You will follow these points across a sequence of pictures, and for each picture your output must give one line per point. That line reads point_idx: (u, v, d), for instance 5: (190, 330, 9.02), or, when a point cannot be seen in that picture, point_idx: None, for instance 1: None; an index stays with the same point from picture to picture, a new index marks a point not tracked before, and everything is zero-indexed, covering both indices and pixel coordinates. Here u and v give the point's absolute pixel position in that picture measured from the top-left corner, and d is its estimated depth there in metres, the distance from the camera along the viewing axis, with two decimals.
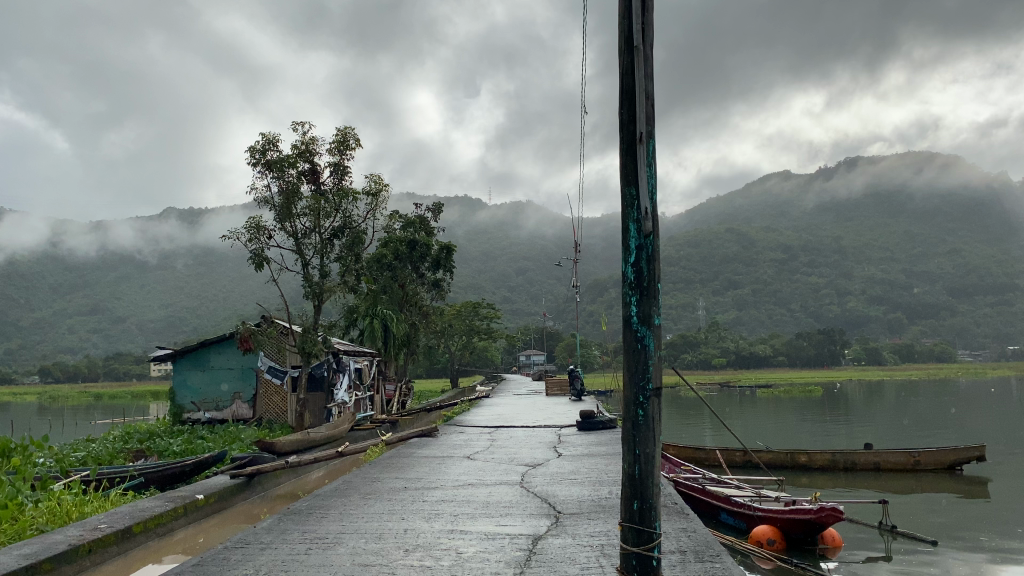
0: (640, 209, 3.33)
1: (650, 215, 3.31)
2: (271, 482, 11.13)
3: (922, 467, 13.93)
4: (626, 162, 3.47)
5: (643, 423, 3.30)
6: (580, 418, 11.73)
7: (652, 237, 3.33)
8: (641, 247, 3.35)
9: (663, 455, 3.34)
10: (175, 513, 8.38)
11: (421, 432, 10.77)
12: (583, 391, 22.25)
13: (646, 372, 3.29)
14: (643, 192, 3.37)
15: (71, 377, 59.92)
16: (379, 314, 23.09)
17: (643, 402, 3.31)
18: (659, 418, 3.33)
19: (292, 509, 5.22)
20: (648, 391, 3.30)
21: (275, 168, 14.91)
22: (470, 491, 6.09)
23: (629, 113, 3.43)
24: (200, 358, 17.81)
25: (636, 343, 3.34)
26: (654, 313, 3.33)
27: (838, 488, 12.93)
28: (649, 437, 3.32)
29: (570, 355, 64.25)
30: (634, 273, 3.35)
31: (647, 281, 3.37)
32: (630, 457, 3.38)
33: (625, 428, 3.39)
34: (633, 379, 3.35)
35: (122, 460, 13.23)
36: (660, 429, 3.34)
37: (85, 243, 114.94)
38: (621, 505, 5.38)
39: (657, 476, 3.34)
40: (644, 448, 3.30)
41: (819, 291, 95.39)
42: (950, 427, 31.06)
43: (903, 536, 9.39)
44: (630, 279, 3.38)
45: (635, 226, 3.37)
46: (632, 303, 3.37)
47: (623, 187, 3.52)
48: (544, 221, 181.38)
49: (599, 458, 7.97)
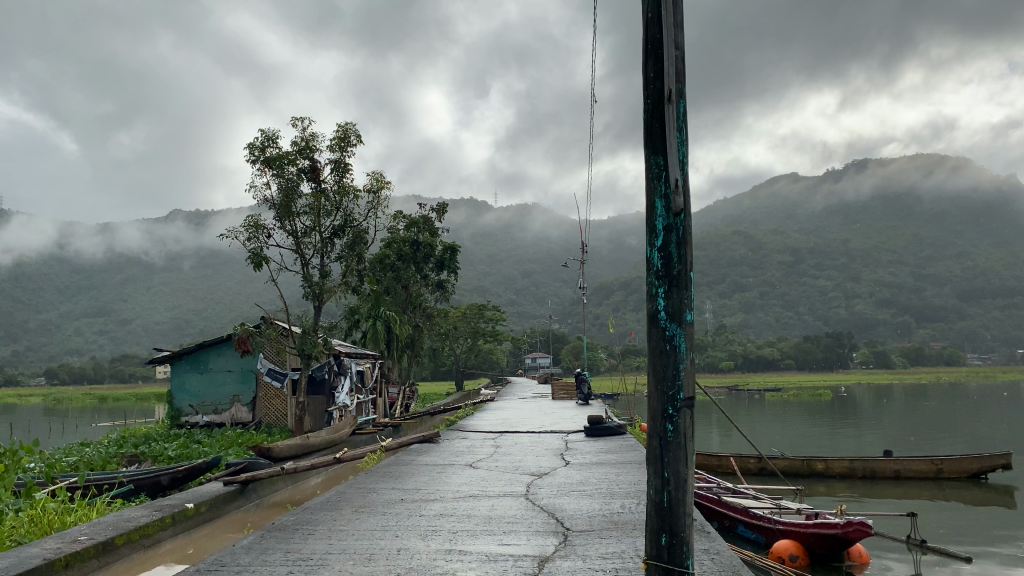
0: (670, 192, 2.97)
1: (681, 193, 2.94)
2: (267, 489, 10.75)
3: (944, 475, 13.47)
4: (652, 127, 3.10)
5: (674, 439, 2.93)
6: (589, 425, 11.30)
7: (683, 216, 2.96)
8: (670, 224, 2.99)
9: (695, 477, 2.97)
10: (162, 522, 7.99)
11: (422, 437, 10.34)
12: (590, 395, 21.76)
13: (677, 368, 2.92)
14: (671, 163, 3.01)
15: (77, 379, 59.79)
16: (382, 316, 22.64)
17: (672, 412, 2.95)
18: (690, 428, 2.96)
19: (276, 525, 4.81)
20: (678, 396, 2.93)
21: (274, 165, 14.51)
22: (471, 503, 5.65)
23: (653, 69, 3.07)
24: (200, 360, 17.45)
25: (662, 336, 2.97)
26: (686, 306, 2.95)
27: (857, 497, 12.48)
28: (681, 454, 2.96)
29: (576, 358, 63.96)
30: (661, 257, 2.98)
31: (677, 266, 3.01)
32: (656, 473, 3.03)
33: (651, 441, 3.03)
34: (660, 386, 2.97)
35: (115, 464, 12.85)
36: (689, 445, 2.97)
37: (93, 245, 115.14)
38: (636, 522, 4.95)
39: (687, 502, 2.96)
40: (674, 466, 2.93)
41: (827, 294, 94.75)
42: (961, 430, 30.58)
43: (932, 550, 8.85)
44: (657, 263, 3.01)
45: (665, 197, 3.00)
46: (659, 292, 2.99)
47: (649, 157, 3.17)
48: (551, 223, 181.16)
49: (608, 467, 7.53)
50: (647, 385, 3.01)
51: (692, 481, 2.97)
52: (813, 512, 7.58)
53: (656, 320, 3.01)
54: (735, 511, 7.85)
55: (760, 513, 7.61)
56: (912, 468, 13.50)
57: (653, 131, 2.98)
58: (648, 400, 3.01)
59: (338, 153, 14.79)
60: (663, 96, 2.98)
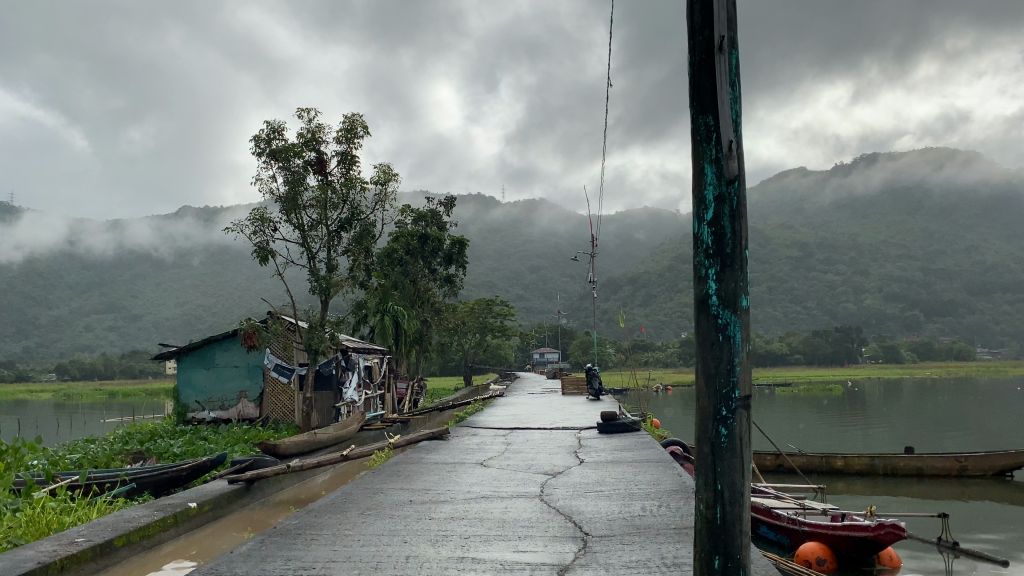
0: (725, 165, 2.67)
1: (735, 161, 2.64)
2: (273, 487, 10.51)
3: (968, 473, 13.13)
4: (702, 81, 2.79)
5: (726, 447, 2.66)
6: (602, 420, 11.03)
7: (737, 185, 2.68)
8: (723, 193, 2.69)
9: (752, 485, 2.69)
10: (164, 523, 7.75)
11: (431, 434, 10.02)
12: (601, 390, 21.46)
13: (730, 362, 2.65)
14: (726, 122, 2.69)
15: (88, 375, 59.82)
16: (390, 311, 22.37)
17: (724, 414, 2.67)
18: (744, 430, 2.68)
19: (278, 530, 4.57)
20: (729, 388, 2.66)
21: (280, 157, 14.25)
22: (483, 506, 5.36)
23: (703, 13, 2.76)
24: (206, 357, 17.23)
25: (709, 320, 2.70)
26: (737, 292, 2.69)
27: (878, 495, 12.22)
28: (735, 467, 2.67)
29: (585, 353, 63.75)
30: (711, 233, 2.70)
31: (731, 242, 2.74)
32: (705, 476, 2.75)
33: (702, 448, 2.74)
34: (711, 380, 2.70)
35: (119, 461, 12.67)
36: (747, 446, 2.69)
37: (103, 242, 115.33)
38: (659, 526, 4.65)
39: (743, 519, 2.68)
40: (727, 477, 2.64)
41: (836, 288, 94.04)
42: (971, 424, 30.32)
43: (965, 554, 8.51)
44: (702, 240, 2.75)
45: (714, 162, 2.71)
46: (708, 272, 2.71)
47: (695, 120, 2.85)
48: (558, 218, 180.47)
49: (626, 466, 7.23)
50: (697, 377, 2.74)
51: (748, 495, 2.68)
52: (840, 514, 7.30)
53: (703, 303, 2.74)
54: (757, 511, 7.66)
55: (785, 516, 7.36)
56: (935, 466, 13.19)
57: (704, 88, 2.68)
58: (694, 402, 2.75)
59: (345, 145, 14.49)
60: (715, 45, 2.67)
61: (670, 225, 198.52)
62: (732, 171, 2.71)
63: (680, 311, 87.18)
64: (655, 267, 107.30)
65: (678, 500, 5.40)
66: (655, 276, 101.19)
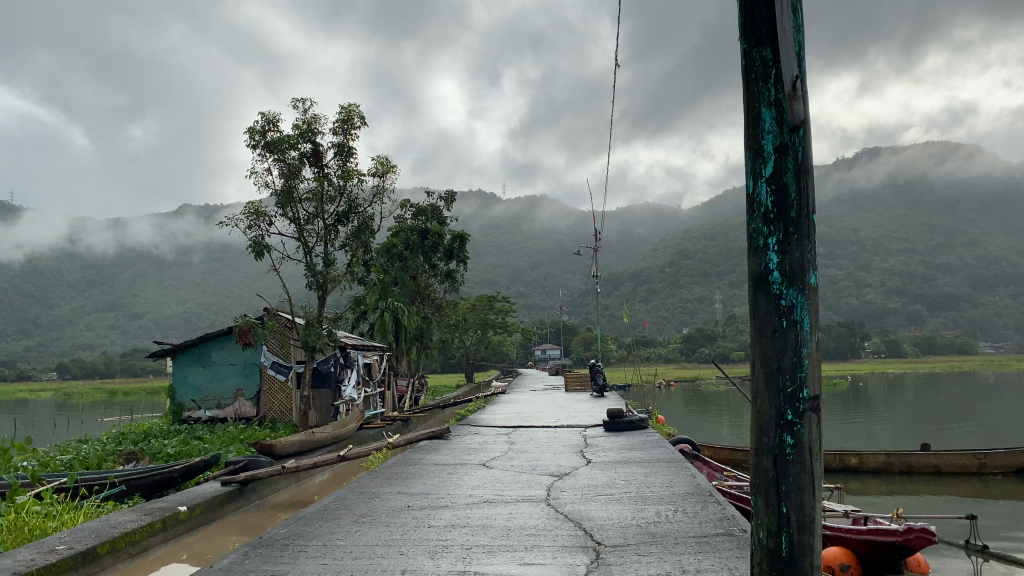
0: (783, 126, 2.40)
1: (800, 102, 2.35)
2: (269, 490, 10.20)
3: (988, 470, 12.76)
4: (752, 15, 2.48)
5: (795, 455, 2.35)
6: (607, 418, 10.67)
7: (800, 133, 2.39)
8: (784, 143, 2.41)
9: (820, 494, 2.39)
10: (152, 527, 7.44)
11: (431, 433, 9.66)
12: (605, 386, 21.14)
13: (797, 351, 2.35)
14: (788, 58, 2.40)
15: (89, 373, 59.58)
16: (390, 306, 22.01)
17: (787, 415, 2.37)
18: (814, 437, 2.37)
19: (265, 539, 4.24)
20: (796, 377, 2.36)
21: (275, 149, 13.87)
22: (486, 511, 5.03)
23: None
24: (202, 354, 16.90)
25: (768, 295, 2.40)
26: (804, 266, 2.38)
27: (896, 494, 11.90)
28: (800, 476, 2.36)
29: (587, 348, 63.47)
30: (770, 197, 2.43)
31: (793, 205, 2.43)
32: (761, 491, 2.45)
33: (761, 459, 2.44)
34: (771, 372, 2.40)
35: (111, 462, 12.32)
36: (817, 452, 2.38)
37: (104, 241, 114.99)
38: (677, 533, 4.31)
39: (811, 541, 2.37)
40: (795, 495, 2.35)
41: (837, 283, 93.76)
42: (974, 418, 30.02)
43: (994, 558, 8.17)
44: (759, 210, 2.46)
45: (768, 121, 2.45)
46: (768, 238, 2.43)
47: (747, 58, 2.56)
48: (559, 214, 179.86)
49: (636, 466, 6.87)
50: (754, 368, 2.44)
51: (818, 504, 2.38)
52: (864, 516, 6.94)
53: (762, 277, 2.43)
54: None
55: None
56: (954, 463, 12.82)
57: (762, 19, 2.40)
58: (746, 411, 2.48)
59: (342, 136, 14.15)
60: None
61: (671, 222, 198.12)
62: (788, 132, 2.43)
63: (681, 307, 86.79)
64: (656, 263, 106.83)
65: (695, 504, 5.04)
66: (657, 272, 100.83)
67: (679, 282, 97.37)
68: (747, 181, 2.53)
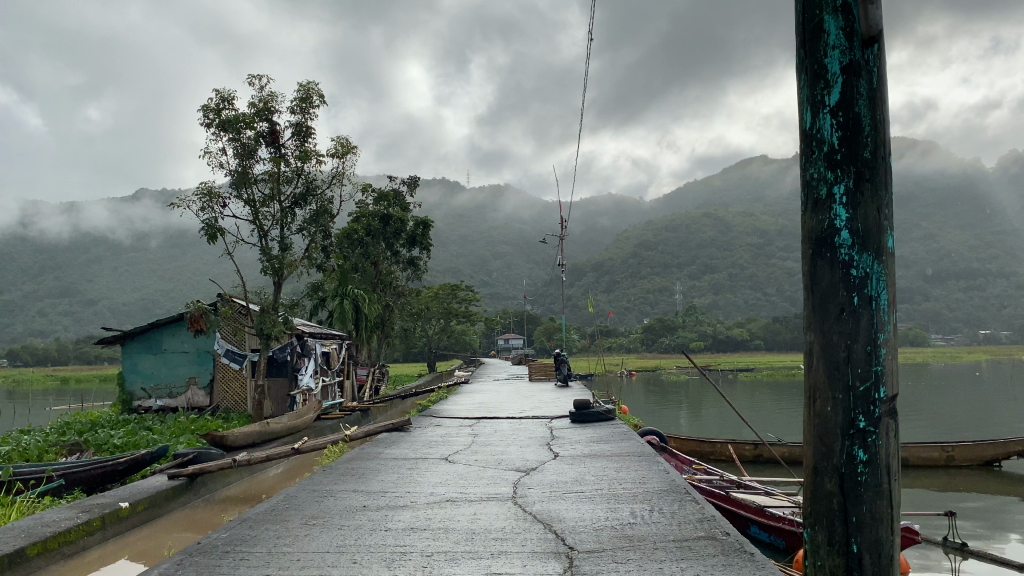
0: (843, 98, 2.38)
1: (869, 68, 2.34)
2: (219, 483, 9.74)
3: (955, 463, 12.76)
4: None
5: (870, 455, 2.32)
6: (573, 409, 10.39)
7: (866, 99, 2.36)
8: (852, 101, 2.36)
9: (898, 485, 2.35)
10: (88, 526, 6.95)
11: (390, 426, 9.25)
12: (570, 375, 20.90)
13: (874, 337, 2.30)
14: (853, 27, 2.36)
15: (41, 361, 57.77)
16: (350, 294, 21.44)
17: (861, 420, 2.31)
18: (885, 436, 2.34)
19: (201, 544, 3.86)
20: (872, 371, 2.31)
21: (229, 128, 13.31)
22: (449, 512, 4.67)
23: None
24: (152, 341, 16.26)
25: (834, 269, 2.38)
26: (882, 224, 2.35)
27: None
28: (873, 489, 2.32)
29: (549, 338, 63.75)
30: (832, 164, 2.39)
31: (860, 172, 2.37)
32: (828, 499, 2.39)
33: (830, 462, 2.38)
34: (833, 365, 2.37)
35: (52, 454, 11.72)
36: (891, 460, 2.35)
37: (57, 226, 112.13)
38: (662, 537, 3.98)
39: (885, 530, 2.33)
40: (871, 497, 2.30)
41: (794, 276, 95.81)
42: (927, 409, 30.41)
43: (973, 556, 8.04)
44: (820, 182, 2.45)
45: (827, 87, 2.43)
46: (839, 216, 2.38)
47: (801, 32, 2.53)
48: (523, 203, 179.34)
49: (605, 459, 6.57)
50: (815, 364, 2.41)
51: (893, 489, 2.34)
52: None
53: (822, 248, 2.42)
54: (748, 510, 6.80)
55: (784, 516, 6.52)
56: (922, 455, 12.79)
57: None
58: (808, 412, 2.45)
59: (299, 115, 13.60)
60: None
61: (634, 215, 199.05)
62: (853, 96, 2.40)
63: (642, 298, 87.08)
64: (619, 254, 107.35)
65: (671, 504, 4.71)
66: (619, 263, 101.19)
67: (641, 273, 97.76)
68: (802, 162, 2.54)
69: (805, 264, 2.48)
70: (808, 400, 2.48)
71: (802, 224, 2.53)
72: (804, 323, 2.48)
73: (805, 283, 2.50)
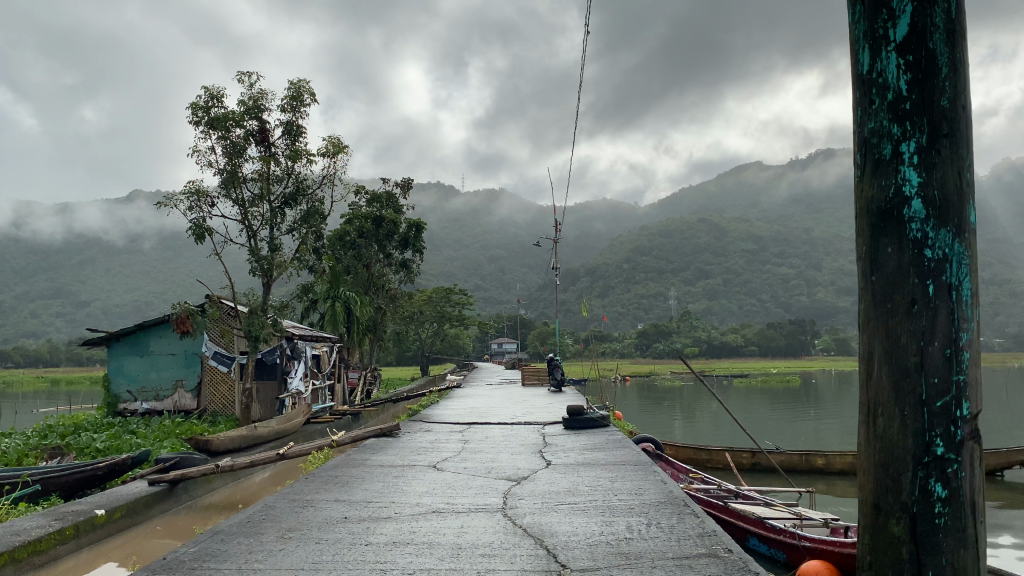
0: (917, 42, 2.19)
1: (945, 31, 2.16)
2: (202, 489, 9.44)
3: None
4: None
5: (954, 474, 2.09)
6: (567, 415, 10.11)
7: (944, 60, 2.18)
8: (922, 53, 2.19)
9: (980, 511, 2.13)
10: (62, 534, 6.66)
11: (379, 431, 8.98)
12: (563, 381, 20.65)
13: (955, 336, 2.09)
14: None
15: (32, 362, 57.30)
16: (341, 297, 21.21)
17: (938, 445, 2.10)
18: (969, 458, 2.12)
19: (165, 561, 3.59)
20: (952, 383, 2.10)
21: (217, 126, 13.05)
22: (436, 524, 4.41)
23: None
24: (139, 343, 15.96)
25: (902, 249, 2.19)
26: (962, 195, 2.15)
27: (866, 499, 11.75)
28: (955, 531, 2.09)
29: (543, 342, 63.59)
30: (900, 118, 2.20)
31: (935, 137, 2.18)
32: (895, 541, 2.16)
33: (902, 481, 2.15)
34: (901, 372, 2.16)
35: (32, 458, 11.41)
36: (974, 491, 2.13)
37: (50, 227, 111.61)
38: (667, 552, 3.78)
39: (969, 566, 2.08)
40: (956, 520, 2.08)
41: (789, 283, 95.94)
42: None
43: None
44: (884, 144, 2.26)
45: (891, 24, 2.26)
46: (910, 178, 2.19)
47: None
48: (518, 207, 179.13)
49: (602, 469, 6.30)
50: (882, 370, 2.20)
51: (973, 515, 2.11)
52: (847, 528, 6.16)
53: (886, 224, 2.22)
54: (748, 520, 6.52)
55: (784, 528, 6.21)
56: None
57: None
58: (869, 431, 2.25)
59: (290, 114, 13.33)
60: None
61: (629, 220, 199.08)
62: (924, 36, 2.22)
63: (636, 304, 86.79)
64: (614, 258, 107.28)
65: (670, 517, 4.47)
66: (614, 268, 101.12)
67: (636, 277, 97.59)
68: (864, 118, 2.35)
69: (866, 246, 2.28)
70: (865, 420, 2.28)
71: (862, 191, 2.34)
72: (865, 314, 2.27)
73: (866, 268, 2.30)
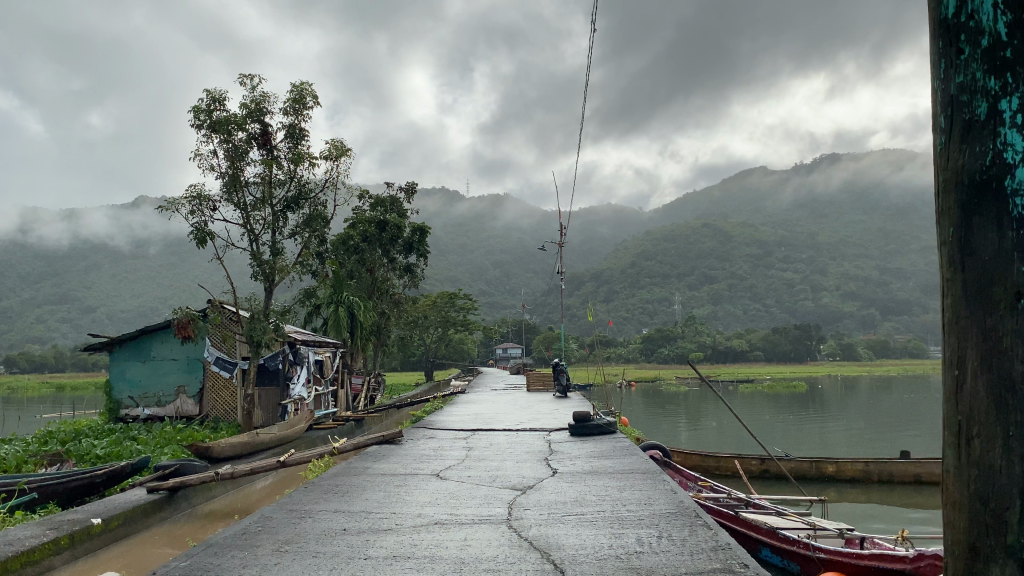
0: None
1: None
2: (203, 496, 9.30)
3: None
4: None
5: None
6: (573, 421, 9.94)
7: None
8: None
9: None
10: (55, 545, 6.49)
11: (382, 438, 8.83)
12: (569, 386, 20.51)
13: None
14: None
15: (38, 367, 57.35)
16: (345, 301, 20.90)
17: None
18: None
19: None
20: None
21: (218, 129, 12.91)
22: (438, 535, 4.26)
23: None
24: (141, 348, 15.83)
25: (995, 232, 1.88)
26: None
27: (876, 508, 11.61)
28: None
29: (548, 347, 63.57)
30: (998, 74, 1.90)
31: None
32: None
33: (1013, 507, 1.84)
34: (999, 384, 1.86)
35: (30, 464, 11.28)
36: None
37: (57, 233, 111.97)
38: (680, 566, 3.61)
39: None
40: None
41: (794, 288, 95.79)
42: (925, 421, 30.13)
43: None
44: (977, 102, 1.94)
45: None
46: (1008, 144, 1.88)
47: None
48: (522, 211, 179.19)
49: (609, 478, 6.13)
50: (974, 381, 1.90)
51: None
52: (863, 538, 5.96)
53: (977, 202, 1.93)
54: (760, 531, 6.32)
55: (798, 539, 6.02)
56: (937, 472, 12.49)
57: None
58: (952, 453, 1.97)
59: (292, 117, 13.22)
60: None
61: (633, 226, 199.00)
62: None
63: (641, 308, 86.64)
64: (619, 264, 107.25)
65: (682, 529, 4.29)
66: (618, 273, 101.02)
67: (640, 282, 97.42)
68: (944, 80, 2.04)
69: (953, 229, 1.98)
70: (956, 441, 1.98)
71: (943, 164, 2.04)
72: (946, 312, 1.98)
73: (951, 254, 2.00)
